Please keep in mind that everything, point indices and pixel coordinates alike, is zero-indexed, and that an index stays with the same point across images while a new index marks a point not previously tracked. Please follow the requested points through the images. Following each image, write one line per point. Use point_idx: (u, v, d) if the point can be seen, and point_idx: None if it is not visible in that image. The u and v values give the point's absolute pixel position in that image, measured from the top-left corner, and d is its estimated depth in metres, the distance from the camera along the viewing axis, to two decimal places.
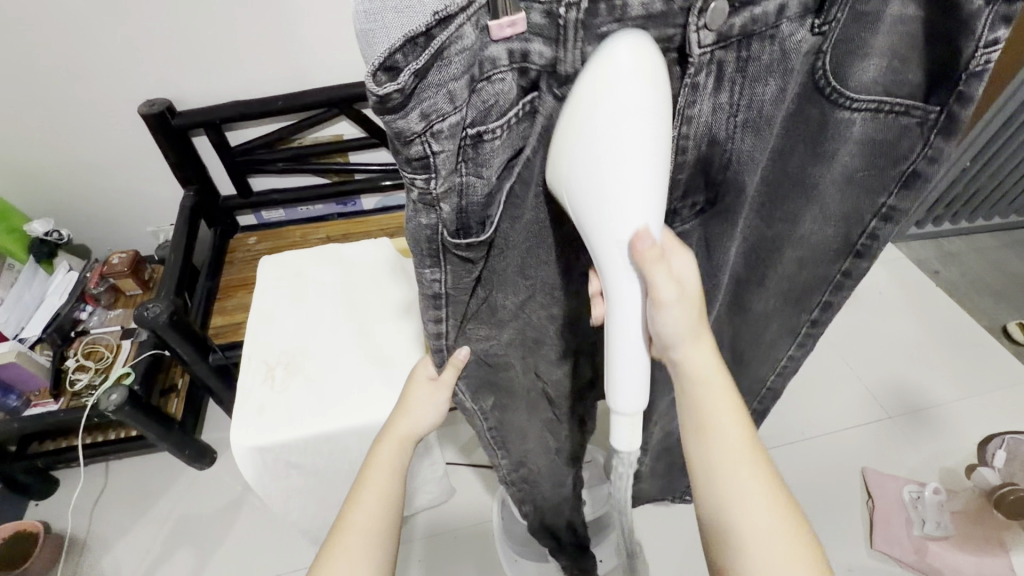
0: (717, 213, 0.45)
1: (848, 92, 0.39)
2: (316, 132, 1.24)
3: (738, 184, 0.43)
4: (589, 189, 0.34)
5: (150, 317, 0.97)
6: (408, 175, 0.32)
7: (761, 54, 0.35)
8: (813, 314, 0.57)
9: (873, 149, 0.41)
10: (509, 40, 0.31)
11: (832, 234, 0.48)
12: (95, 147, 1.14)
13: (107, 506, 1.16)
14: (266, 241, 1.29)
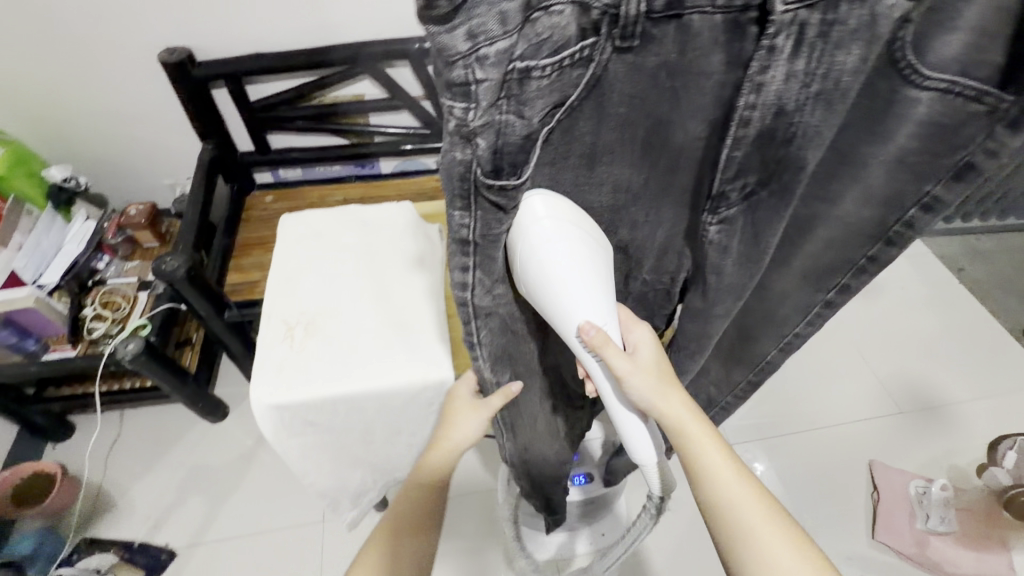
0: (769, 197, 0.39)
1: (923, 68, 0.34)
2: (339, 90, 1.21)
3: (799, 163, 0.37)
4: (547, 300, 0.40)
5: (168, 270, 0.96)
6: (445, 103, 0.28)
7: (850, 16, 0.29)
8: (829, 295, 0.53)
9: (934, 133, 0.37)
10: None
11: (868, 217, 0.44)
12: (114, 94, 1.12)
13: (122, 452, 1.19)
14: (282, 200, 1.27)
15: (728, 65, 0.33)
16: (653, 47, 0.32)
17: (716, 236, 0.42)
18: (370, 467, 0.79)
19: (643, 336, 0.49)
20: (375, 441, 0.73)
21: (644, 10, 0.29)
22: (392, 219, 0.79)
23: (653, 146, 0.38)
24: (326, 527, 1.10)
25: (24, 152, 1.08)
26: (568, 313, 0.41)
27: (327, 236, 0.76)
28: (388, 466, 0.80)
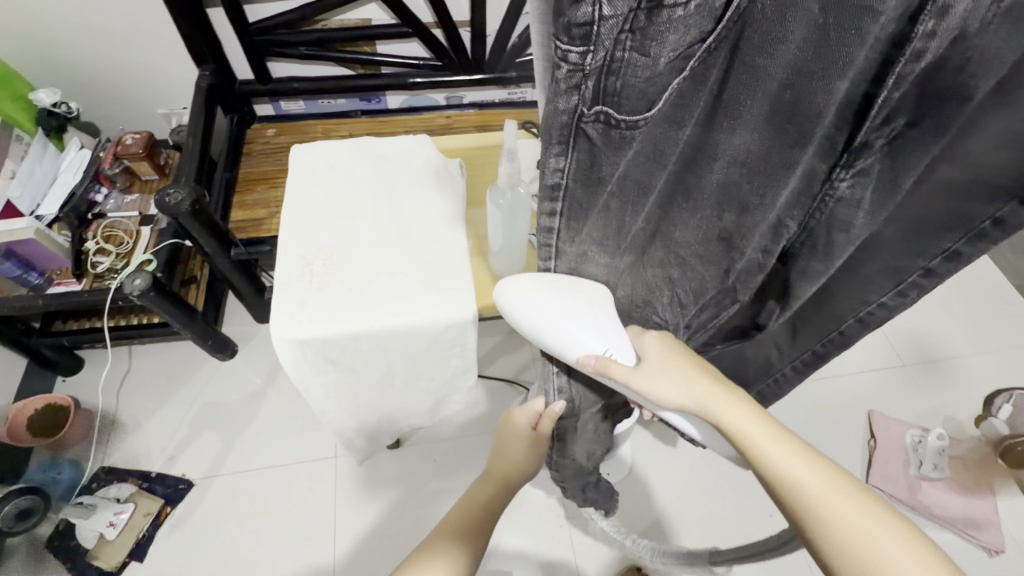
0: (918, 138, 0.32)
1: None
2: (342, 14, 1.12)
3: (964, 97, 0.30)
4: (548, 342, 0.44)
5: (173, 204, 0.93)
6: (561, 48, 0.26)
7: None
8: (931, 262, 0.42)
9: None
10: None
11: (1002, 167, 0.34)
12: (100, 10, 1.03)
13: (134, 387, 1.20)
14: (285, 134, 1.21)
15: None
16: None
17: (848, 193, 0.37)
18: (388, 406, 0.79)
19: (652, 342, 0.47)
20: (395, 381, 0.73)
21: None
22: (407, 154, 0.75)
23: (786, 101, 0.31)
24: (338, 462, 1.13)
25: (8, 72, 1.00)
26: (567, 351, 0.44)
27: (342, 169, 0.73)
28: (406, 405, 0.80)
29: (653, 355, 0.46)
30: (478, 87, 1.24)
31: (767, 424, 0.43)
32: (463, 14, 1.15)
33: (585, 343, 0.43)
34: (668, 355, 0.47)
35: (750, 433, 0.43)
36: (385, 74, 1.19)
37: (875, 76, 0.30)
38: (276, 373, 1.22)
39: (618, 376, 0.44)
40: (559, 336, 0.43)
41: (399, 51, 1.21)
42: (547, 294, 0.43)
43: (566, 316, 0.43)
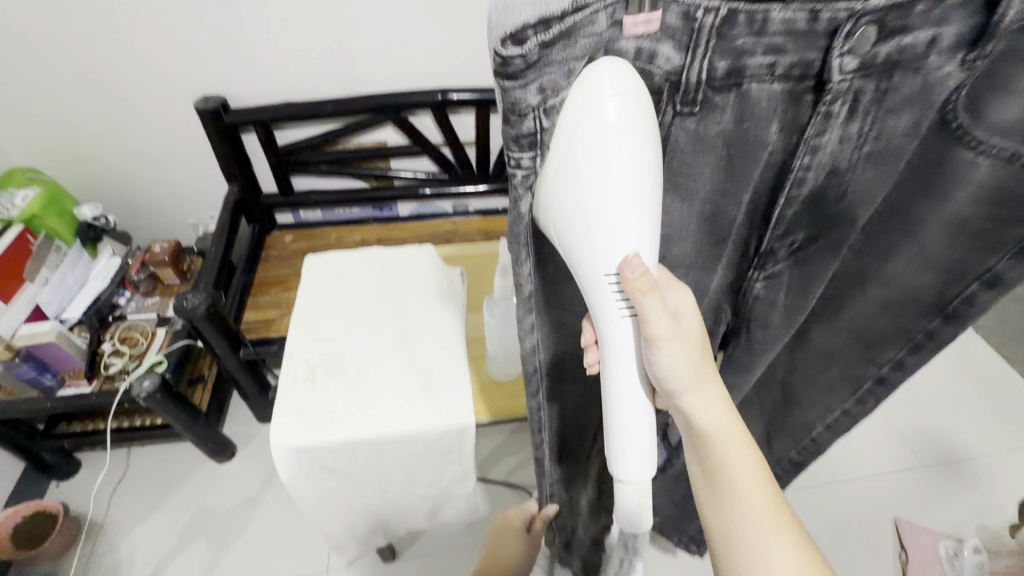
0: (822, 251, 0.41)
1: (987, 127, 0.32)
2: (360, 137, 1.25)
3: (852, 218, 0.39)
4: (589, 194, 0.31)
5: (189, 307, 0.97)
6: (513, 152, 0.33)
7: (902, 85, 0.32)
8: (883, 369, 0.49)
9: (995, 198, 0.35)
10: (640, 38, 0.30)
11: (927, 284, 0.42)
12: (149, 137, 1.17)
13: (127, 492, 1.17)
14: (302, 241, 1.30)
15: (786, 130, 0.35)
16: (716, 116, 0.34)
17: (763, 292, 0.46)
18: (382, 514, 0.77)
19: (681, 299, 0.42)
20: (390, 488, 0.71)
21: (706, 77, 0.31)
22: (412, 262, 0.80)
23: (708, 212, 0.40)
24: None
25: (59, 191, 1.12)
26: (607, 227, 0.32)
27: (350, 278, 0.78)
28: (400, 513, 0.78)
29: (687, 316, 0.42)
30: (482, 198, 1.34)
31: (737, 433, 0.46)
32: (469, 134, 1.28)
33: (637, 239, 0.32)
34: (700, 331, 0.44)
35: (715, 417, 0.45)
36: (397, 187, 1.30)
37: (771, 193, 0.38)
38: (272, 478, 1.19)
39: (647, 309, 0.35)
40: (608, 167, 0.30)
41: (411, 165, 1.33)
42: (633, 113, 0.29)
43: (636, 180, 0.30)
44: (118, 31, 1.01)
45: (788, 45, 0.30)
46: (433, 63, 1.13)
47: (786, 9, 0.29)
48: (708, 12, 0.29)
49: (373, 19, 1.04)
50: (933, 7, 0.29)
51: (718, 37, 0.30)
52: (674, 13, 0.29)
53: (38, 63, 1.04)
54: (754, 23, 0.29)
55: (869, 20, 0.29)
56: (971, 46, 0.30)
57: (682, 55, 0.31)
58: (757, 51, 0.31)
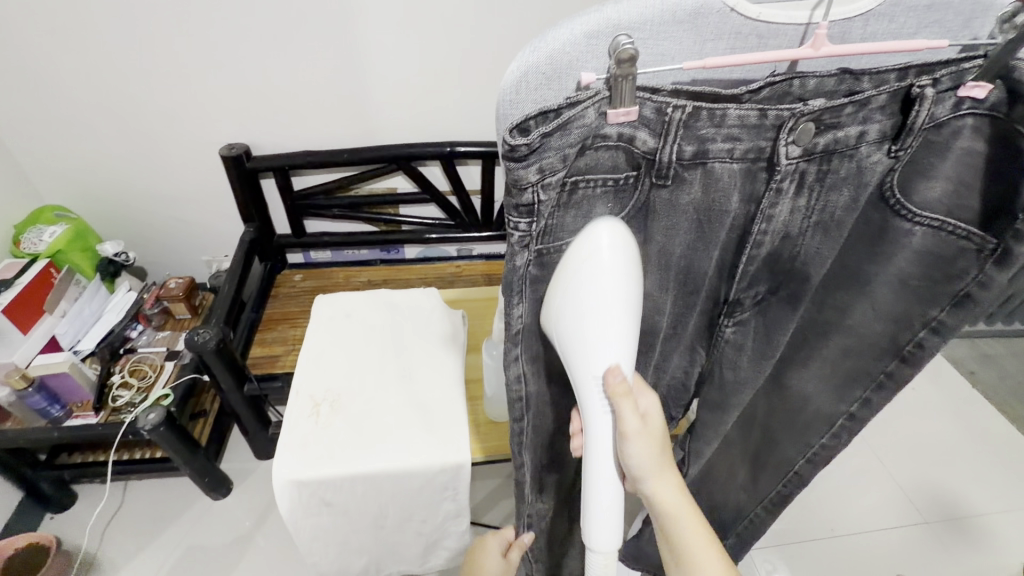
0: (779, 303, 0.49)
1: (913, 205, 0.41)
2: (373, 184, 1.32)
3: (804, 275, 0.47)
4: (579, 327, 0.40)
5: (200, 342, 1.01)
6: (513, 218, 0.37)
7: (840, 168, 0.39)
8: (852, 407, 0.53)
9: (929, 261, 0.43)
10: (621, 124, 0.35)
11: (881, 332, 0.48)
12: (174, 180, 1.25)
13: (120, 527, 1.17)
14: (310, 279, 1.35)
15: (745, 201, 0.40)
16: (685, 188, 0.40)
17: (733, 335, 0.51)
18: (377, 552, 0.78)
19: (651, 402, 0.47)
20: (386, 524, 0.73)
21: (677, 157, 0.37)
22: (416, 304, 0.85)
23: (682, 268, 0.46)
24: None
25: (85, 228, 1.18)
26: (596, 347, 0.41)
27: (357, 317, 0.82)
28: (395, 551, 0.79)
29: (654, 417, 0.47)
30: (486, 242, 1.39)
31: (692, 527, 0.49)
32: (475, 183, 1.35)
33: (617, 355, 0.42)
34: (661, 433, 0.48)
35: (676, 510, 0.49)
36: (405, 231, 1.36)
37: (736, 254, 0.43)
38: (266, 515, 1.19)
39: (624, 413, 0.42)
40: (594, 309, 0.39)
41: (419, 211, 1.39)
42: (613, 270, 0.38)
43: (608, 319, 0.40)
44: (155, 85, 1.10)
45: (743, 135, 0.37)
46: (443, 118, 1.21)
47: (741, 107, 0.35)
48: (676, 109, 0.35)
49: (389, 79, 1.13)
50: (859, 110, 0.36)
51: (686, 127, 0.35)
52: (648, 108, 0.35)
53: (79, 114, 1.13)
54: (715, 117, 0.35)
55: (807, 119, 0.35)
56: (894, 140, 0.38)
57: (656, 139, 0.36)
58: (718, 138, 0.36)
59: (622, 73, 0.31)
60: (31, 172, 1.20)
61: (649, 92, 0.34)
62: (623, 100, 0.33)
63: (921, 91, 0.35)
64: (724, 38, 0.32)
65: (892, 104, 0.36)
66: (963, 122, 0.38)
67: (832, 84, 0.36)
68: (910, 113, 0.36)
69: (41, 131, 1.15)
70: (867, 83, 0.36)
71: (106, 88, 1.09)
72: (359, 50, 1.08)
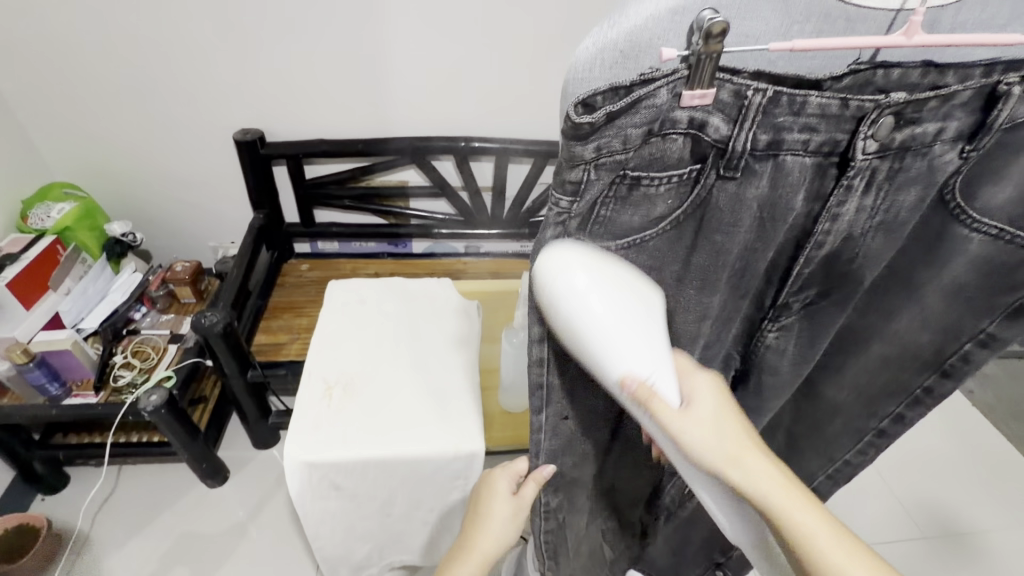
0: (831, 306, 0.47)
1: (977, 211, 0.40)
2: (383, 176, 1.32)
3: (858, 277, 0.45)
4: (587, 345, 0.35)
5: (206, 324, 1.00)
6: (556, 194, 0.37)
7: (911, 166, 0.38)
8: (882, 423, 0.56)
9: (986, 270, 0.43)
10: (694, 108, 0.35)
11: (926, 341, 0.49)
12: (185, 163, 1.24)
13: (113, 510, 1.15)
14: (317, 269, 1.34)
15: (811, 199, 0.40)
16: (753, 181, 0.39)
17: (775, 341, 0.50)
18: (381, 542, 0.77)
19: (700, 383, 0.40)
20: (393, 512, 0.72)
21: (750, 146, 0.36)
22: (430, 294, 0.84)
23: (737, 268, 0.45)
24: None
25: (93, 206, 1.17)
26: (606, 367, 0.35)
27: (370, 304, 0.81)
28: (400, 542, 0.78)
29: (702, 400, 0.39)
30: (496, 241, 1.39)
31: (838, 528, 0.37)
32: (487, 180, 1.35)
33: (632, 359, 0.35)
34: (720, 406, 0.39)
35: (786, 503, 0.37)
36: (414, 225, 1.35)
37: (794, 251, 0.43)
38: (262, 506, 1.17)
39: (660, 414, 0.37)
40: (579, 311, 0.34)
41: (429, 206, 1.39)
42: (591, 265, 0.35)
43: (606, 309, 0.34)
44: (173, 66, 1.09)
45: (820, 126, 0.36)
46: (459, 114, 1.21)
47: (823, 95, 0.35)
48: (756, 93, 0.34)
49: (408, 71, 1.14)
50: (942, 105, 0.35)
51: (764, 113, 0.35)
52: (725, 91, 0.34)
53: (95, 90, 1.12)
54: (794, 105, 0.35)
55: (890, 111, 0.35)
56: (969, 140, 0.37)
57: (729, 126, 0.35)
58: (795, 128, 0.36)
59: (707, 50, 0.30)
60: (42, 148, 1.19)
61: (728, 74, 0.33)
62: (701, 82, 0.33)
63: (1009, 89, 0.34)
64: (812, 18, 0.32)
65: (973, 101, 0.36)
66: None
67: (916, 77, 0.35)
68: (991, 112, 0.36)
69: (55, 107, 1.14)
70: (952, 77, 0.35)
71: (123, 67, 1.09)
72: (380, 40, 1.09)
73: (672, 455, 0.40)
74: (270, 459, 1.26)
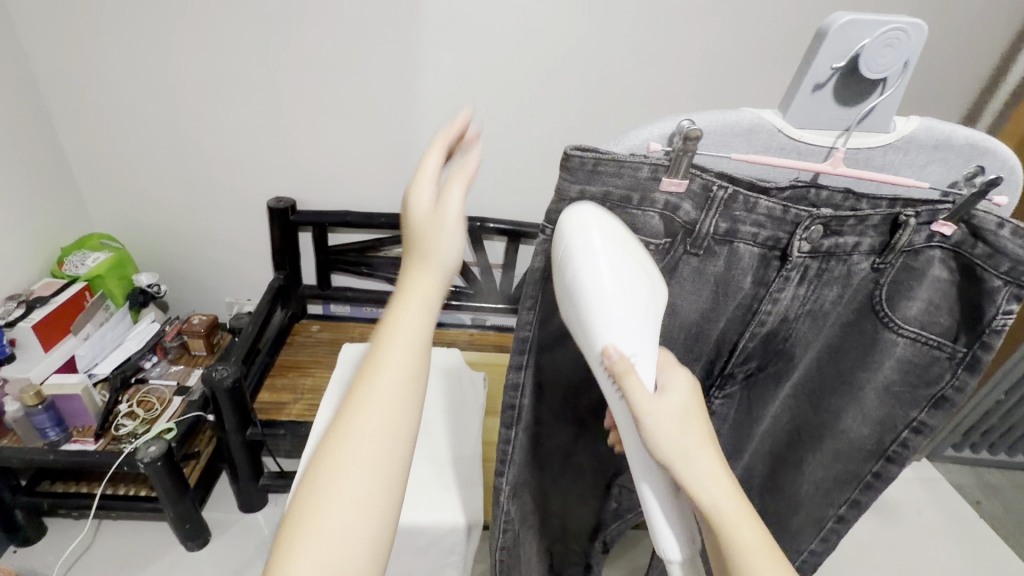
0: (766, 380, 0.56)
1: (898, 318, 0.48)
2: (401, 248, 1.39)
3: (791, 355, 0.53)
4: (580, 310, 0.39)
5: (216, 378, 1.02)
6: (544, 227, 0.45)
7: (835, 268, 0.47)
8: (841, 508, 0.58)
9: (909, 369, 0.49)
10: (669, 193, 0.43)
11: (867, 435, 0.54)
12: (217, 224, 1.33)
13: (84, 569, 1.10)
14: (326, 330, 1.38)
15: (756, 283, 0.48)
16: (713, 259, 0.47)
17: (720, 407, 0.58)
18: None
19: (677, 379, 0.41)
20: None
21: (712, 230, 0.45)
22: (437, 362, 0.88)
23: (691, 333, 0.52)
24: None
25: (126, 258, 1.24)
26: (594, 332, 0.39)
27: None
28: None
29: (675, 395, 0.40)
30: (500, 314, 1.42)
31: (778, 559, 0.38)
32: (497, 258, 1.41)
33: (618, 332, 0.38)
34: (690, 406, 0.41)
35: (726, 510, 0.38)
36: None
37: (741, 327, 0.51)
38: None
39: (633, 396, 0.38)
40: (584, 267, 0.38)
41: None
42: (607, 232, 0.40)
43: (607, 277, 0.38)
44: (224, 141, 1.22)
45: (767, 224, 0.44)
46: (476, 196, 1.31)
47: (770, 200, 0.43)
48: (720, 188, 0.43)
49: (434, 157, 1.24)
50: (858, 224, 0.44)
51: (724, 206, 0.43)
52: (696, 183, 0.43)
53: (146, 157, 1.23)
54: (748, 203, 0.43)
55: (819, 222, 0.43)
56: (879, 254, 0.46)
57: (697, 211, 0.44)
58: (747, 223, 0.44)
59: (685, 148, 0.40)
60: (88, 204, 1.30)
61: (699, 170, 0.42)
62: (679, 172, 0.41)
63: (906, 219, 0.44)
64: (771, 148, 0.42)
65: (882, 225, 0.45)
66: (933, 252, 0.46)
67: (840, 199, 0.45)
68: (896, 234, 0.45)
69: (108, 165, 1.24)
70: (866, 205, 0.44)
71: (178, 139, 1.21)
72: (410, 126, 1.20)
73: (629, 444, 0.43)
74: (253, 523, 1.22)
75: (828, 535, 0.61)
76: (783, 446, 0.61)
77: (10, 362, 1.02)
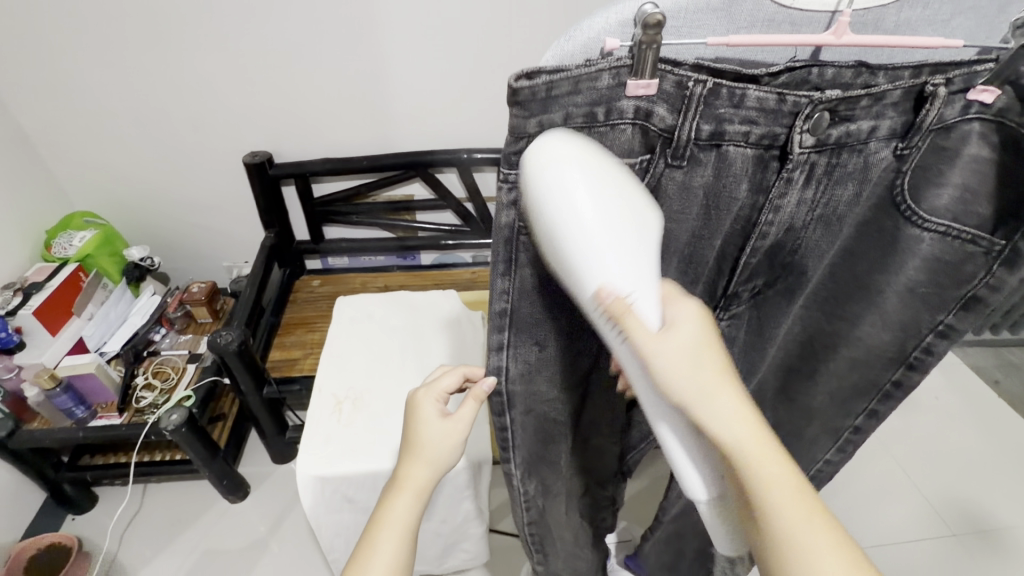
0: (777, 297, 0.52)
1: (924, 212, 0.43)
2: (390, 191, 1.33)
3: (802, 269, 0.49)
4: (568, 242, 0.33)
5: (222, 344, 1.02)
6: (504, 169, 0.40)
7: (848, 162, 0.42)
8: (860, 419, 0.59)
9: (938, 266, 0.45)
10: (639, 98, 0.37)
11: (888, 340, 0.52)
12: (198, 189, 1.28)
13: (141, 528, 1.18)
14: (328, 285, 1.36)
15: (754, 190, 0.43)
16: (698, 169, 0.41)
17: (727, 329, 0.55)
18: None
19: (687, 312, 0.36)
20: None
21: (694, 136, 0.39)
22: (436, 306, 0.85)
23: (684, 255, 0.48)
24: None
25: (112, 234, 1.21)
26: (582, 274, 0.34)
27: (377, 318, 0.83)
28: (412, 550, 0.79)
29: (685, 328, 0.35)
30: None
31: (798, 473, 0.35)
32: (490, 190, 1.35)
33: (609, 270, 0.34)
34: (702, 340, 0.36)
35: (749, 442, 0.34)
36: (421, 237, 1.37)
37: (741, 242, 0.46)
38: (281, 521, 1.19)
39: (634, 334, 0.34)
40: (559, 199, 0.32)
41: (435, 219, 1.41)
42: (587, 164, 0.33)
43: (588, 192, 0.32)
44: (186, 98, 1.13)
45: (760, 118, 0.39)
46: (460, 126, 1.22)
47: (760, 89, 0.38)
48: (698, 84, 0.37)
49: (409, 87, 1.15)
50: (874, 104, 0.39)
51: (705, 104, 0.38)
52: (669, 82, 0.37)
53: (109, 126, 1.16)
54: (734, 96, 0.38)
55: (823, 108, 0.38)
56: (902, 138, 0.41)
57: (674, 115, 0.38)
58: (735, 120, 0.39)
59: (646, 40, 0.33)
60: (63, 183, 1.25)
61: (671, 66, 0.37)
62: (644, 72, 0.36)
63: (934, 89, 0.38)
64: (757, 23, 0.36)
65: (905, 101, 0.39)
66: (970, 126, 0.40)
67: (850, 76, 0.39)
68: (922, 111, 0.39)
69: (73, 140, 1.18)
70: (882, 77, 0.39)
71: (136, 102, 1.13)
72: (378, 56, 1.09)
73: (642, 385, 0.37)
74: (288, 472, 1.28)
75: (844, 445, 0.63)
76: (796, 358, 0.57)
77: (20, 349, 1.02)
